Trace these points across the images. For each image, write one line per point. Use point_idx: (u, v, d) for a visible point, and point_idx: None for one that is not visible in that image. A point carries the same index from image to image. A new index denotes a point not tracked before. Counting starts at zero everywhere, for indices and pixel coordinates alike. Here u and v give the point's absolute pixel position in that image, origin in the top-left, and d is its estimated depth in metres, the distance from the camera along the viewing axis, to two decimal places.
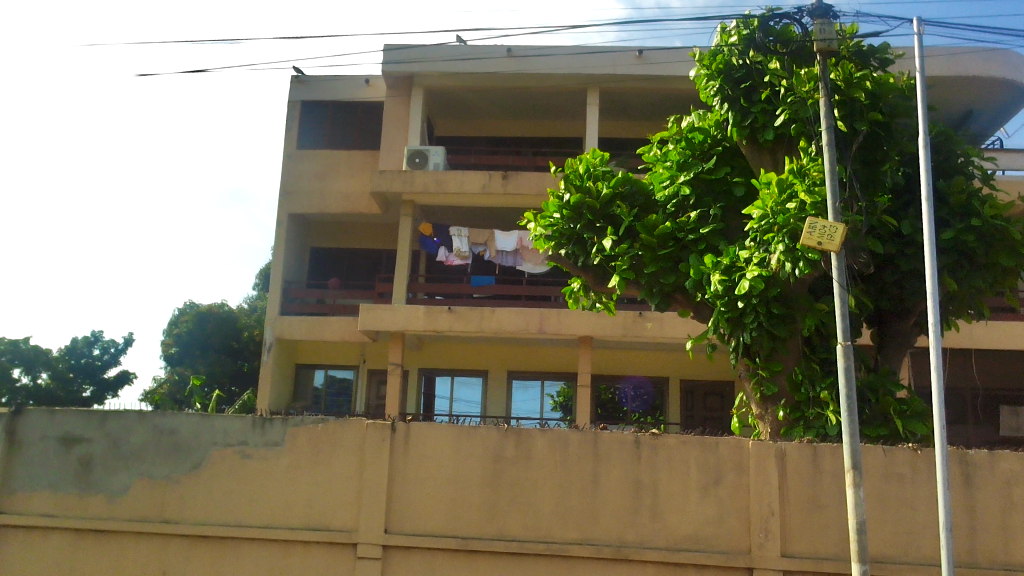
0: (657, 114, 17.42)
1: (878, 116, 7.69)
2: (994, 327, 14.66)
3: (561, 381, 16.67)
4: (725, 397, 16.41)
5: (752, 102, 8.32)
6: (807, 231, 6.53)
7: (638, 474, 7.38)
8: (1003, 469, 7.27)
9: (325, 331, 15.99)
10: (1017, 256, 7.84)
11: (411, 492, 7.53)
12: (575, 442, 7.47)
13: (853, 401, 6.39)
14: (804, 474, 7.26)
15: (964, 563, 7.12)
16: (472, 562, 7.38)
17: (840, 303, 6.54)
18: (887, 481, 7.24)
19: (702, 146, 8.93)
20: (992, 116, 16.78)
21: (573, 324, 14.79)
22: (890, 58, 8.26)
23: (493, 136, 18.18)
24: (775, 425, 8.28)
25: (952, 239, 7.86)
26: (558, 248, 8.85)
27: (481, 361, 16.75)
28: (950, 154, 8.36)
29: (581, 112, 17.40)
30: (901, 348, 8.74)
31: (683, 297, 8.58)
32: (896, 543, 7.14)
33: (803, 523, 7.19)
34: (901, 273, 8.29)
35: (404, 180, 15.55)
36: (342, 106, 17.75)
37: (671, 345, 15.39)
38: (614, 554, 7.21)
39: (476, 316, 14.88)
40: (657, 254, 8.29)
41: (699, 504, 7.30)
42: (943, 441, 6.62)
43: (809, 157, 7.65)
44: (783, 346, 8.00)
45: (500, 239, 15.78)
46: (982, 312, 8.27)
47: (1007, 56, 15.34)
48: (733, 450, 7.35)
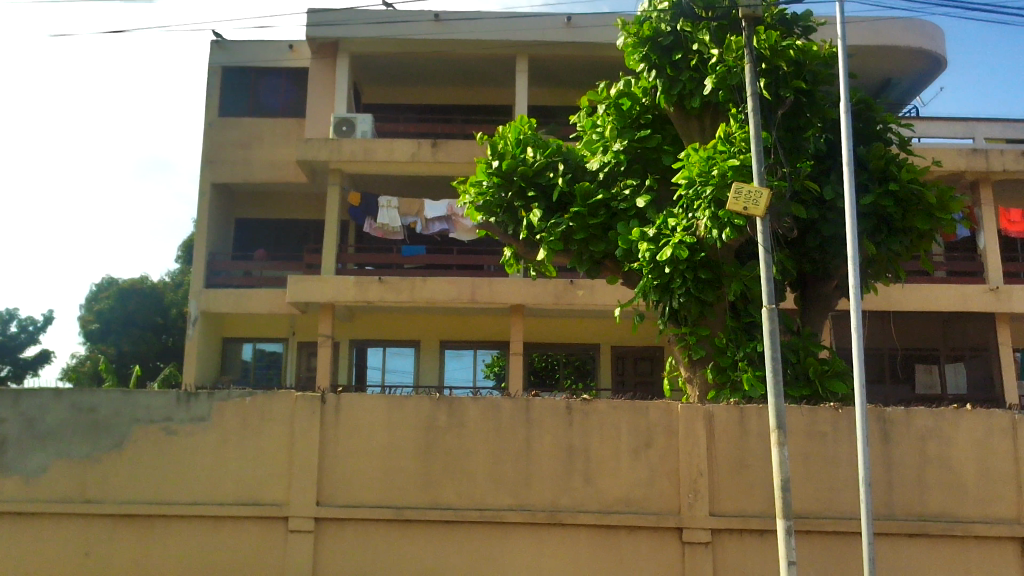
0: (586, 82, 17.43)
1: (801, 84, 7.85)
2: (910, 290, 15.21)
3: (495, 349, 16.65)
4: (655, 361, 16.76)
5: (679, 70, 8.34)
6: (733, 196, 6.61)
7: (570, 439, 7.44)
8: (918, 424, 7.60)
9: (252, 304, 15.66)
10: (931, 220, 8.10)
11: (343, 464, 7.45)
12: (507, 409, 7.49)
13: (778, 362, 6.51)
14: (731, 434, 7.44)
15: (881, 516, 7.46)
16: (406, 532, 7.36)
17: (765, 267, 6.66)
18: (810, 438, 7.47)
19: (629, 113, 8.84)
20: (908, 85, 17.28)
21: (505, 292, 14.84)
22: (813, 26, 8.40)
23: (422, 104, 17.84)
24: (702, 388, 8.44)
25: (871, 204, 8.09)
26: (488, 217, 8.87)
27: (413, 331, 16.63)
28: (869, 120, 8.56)
29: (510, 78, 17.24)
30: (823, 311, 8.95)
31: (613, 264, 8.71)
32: (820, 499, 7.39)
33: (730, 483, 7.38)
34: (823, 238, 8.47)
35: (332, 148, 15.23)
36: (264, 72, 17.35)
37: (601, 311, 15.52)
38: (547, 519, 7.28)
39: (408, 286, 14.77)
40: (587, 223, 8.37)
41: (630, 467, 7.41)
42: (864, 401, 6.77)
43: (736, 124, 7.76)
44: (709, 310, 8.12)
45: (430, 207, 15.63)
46: (899, 275, 8.52)
47: (924, 26, 15.80)
48: (663, 414, 7.48)
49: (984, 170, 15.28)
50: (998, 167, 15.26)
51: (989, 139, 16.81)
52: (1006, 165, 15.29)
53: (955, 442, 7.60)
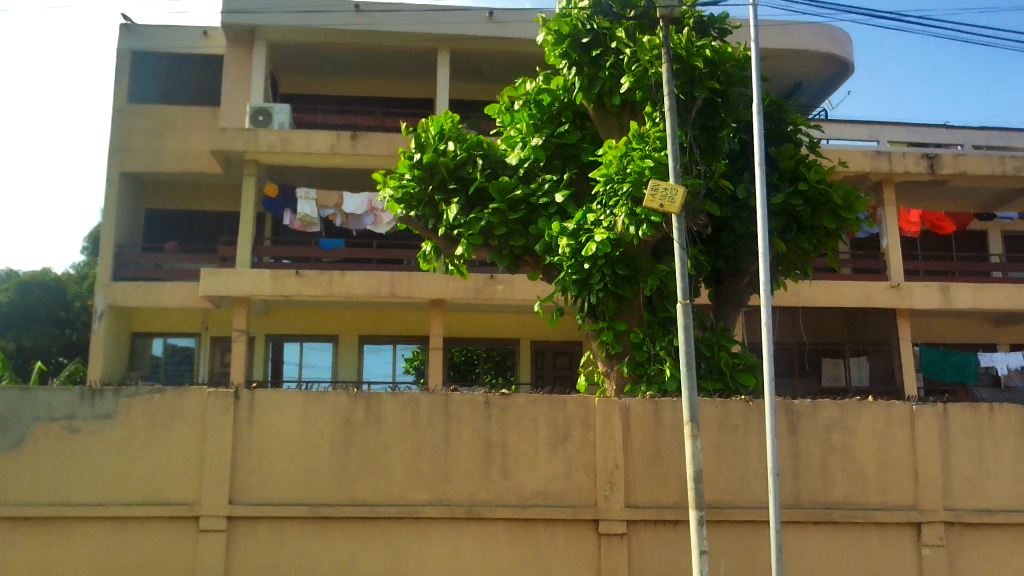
0: (507, 78, 17.45)
1: (716, 85, 8.03)
2: (817, 287, 15.76)
3: (415, 344, 16.59)
4: (574, 356, 16.94)
5: (598, 67, 8.42)
6: (650, 193, 6.74)
7: (489, 434, 7.46)
8: (823, 416, 7.89)
9: (163, 298, 15.19)
10: (838, 219, 8.38)
11: (257, 461, 7.29)
12: (425, 405, 7.45)
13: (691, 356, 6.66)
14: (646, 426, 7.58)
15: (788, 504, 7.71)
16: (321, 529, 7.26)
17: (680, 263, 6.80)
18: (722, 430, 7.67)
19: (549, 108, 8.88)
20: (818, 89, 17.87)
21: (425, 286, 14.78)
22: (728, 28, 8.61)
23: (341, 95, 17.55)
24: (619, 381, 8.56)
25: (781, 203, 8.34)
26: (408, 210, 8.81)
27: (331, 326, 16.38)
28: (780, 122, 8.83)
29: (431, 71, 17.12)
30: (734, 306, 9.20)
31: (533, 259, 8.76)
32: (731, 489, 7.60)
33: (645, 475, 7.53)
34: (736, 235, 8.70)
35: (248, 138, 14.87)
36: (176, 58, 16.80)
37: (521, 307, 15.60)
38: (465, 513, 7.29)
39: (326, 280, 14.56)
40: (507, 217, 8.40)
41: (548, 460, 7.48)
42: (773, 393, 6.98)
43: (652, 123, 7.89)
44: (626, 305, 8.25)
45: (349, 201, 15.39)
46: (807, 272, 8.82)
47: (832, 32, 16.37)
48: (580, 407, 7.57)
49: (887, 172, 15.94)
50: (900, 170, 15.95)
51: (892, 142, 17.53)
52: (907, 167, 16.00)
53: (858, 433, 7.92)
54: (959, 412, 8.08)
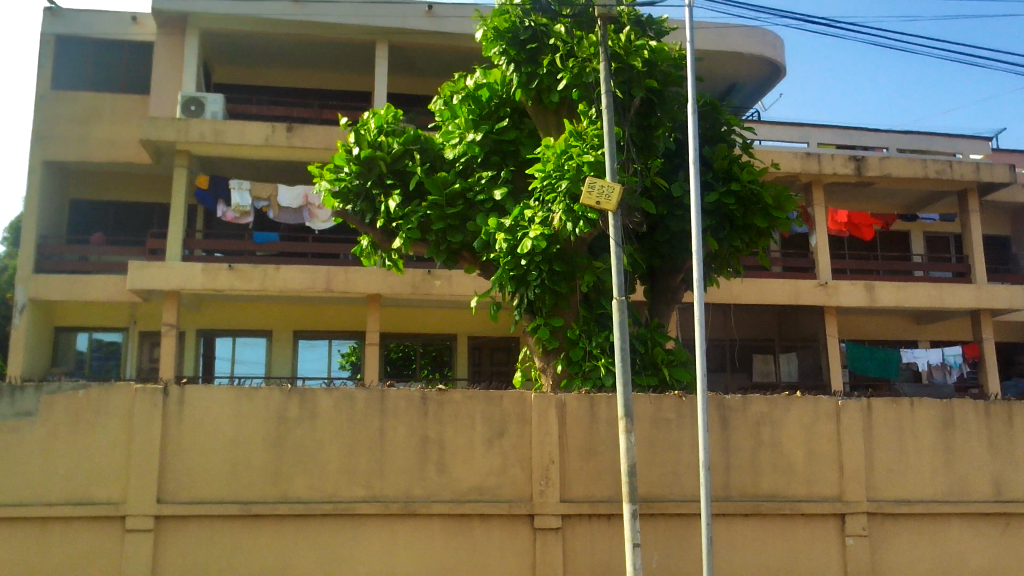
0: (446, 72, 17.39)
1: (652, 84, 8.13)
2: (749, 284, 16.11)
3: (351, 339, 16.43)
4: (511, 351, 16.99)
5: (537, 64, 8.45)
6: (587, 190, 6.81)
7: (425, 429, 7.43)
8: (753, 410, 8.07)
9: (88, 291, 14.74)
10: (769, 218, 8.57)
11: (188, 459, 7.13)
12: (361, 401, 7.39)
13: (626, 352, 6.75)
14: (582, 421, 7.67)
15: (719, 497, 7.88)
16: (253, 527, 7.14)
17: (616, 260, 6.88)
18: (656, 425, 7.79)
19: (487, 104, 8.89)
20: (751, 91, 18.26)
21: (361, 281, 14.66)
22: (665, 29, 8.73)
23: (276, 86, 17.23)
24: (555, 377, 8.62)
25: (715, 202, 8.51)
26: (345, 204, 8.72)
27: (265, 321, 16.10)
28: (715, 122, 8.98)
29: (369, 63, 16.94)
30: (669, 303, 9.33)
31: (470, 254, 8.77)
32: (664, 483, 7.73)
33: (580, 469, 7.61)
34: (670, 232, 8.84)
35: (180, 128, 14.51)
36: (104, 45, 16.27)
37: (458, 302, 15.58)
38: (400, 509, 7.25)
39: (260, 275, 14.31)
40: (445, 213, 8.38)
41: (484, 456, 7.49)
42: (705, 388, 7.11)
43: (589, 120, 7.95)
44: (563, 301, 8.30)
45: (283, 195, 15.14)
46: (739, 269, 9.01)
47: (766, 35, 16.74)
48: (516, 402, 7.62)
49: (816, 173, 16.39)
50: (828, 171, 16.42)
51: (822, 144, 18.03)
52: (835, 169, 16.48)
53: (786, 427, 8.13)
54: (882, 406, 8.36)
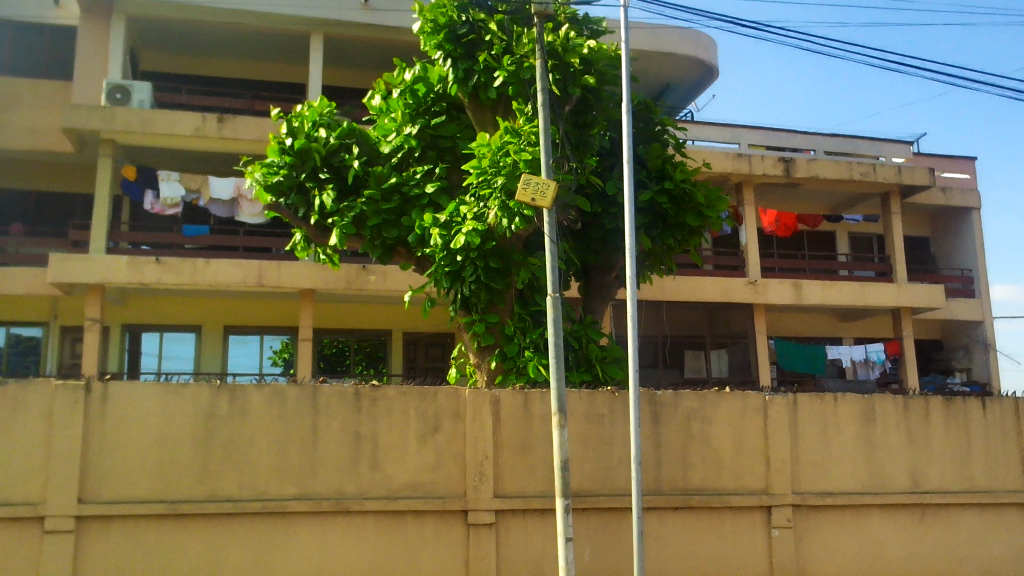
0: (382, 66, 17.24)
1: (588, 82, 8.20)
2: (681, 281, 16.38)
3: (283, 335, 16.23)
4: (446, 347, 16.98)
5: (474, 60, 8.46)
6: (522, 187, 6.83)
7: (358, 426, 7.37)
8: (684, 405, 8.22)
9: (6, 284, 14.18)
10: (701, 217, 8.74)
11: (111, 458, 6.93)
12: (292, 397, 7.28)
13: (559, 347, 6.80)
14: (515, 417, 7.71)
15: (649, 491, 8.01)
16: (180, 527, 6.97)
17: (551, 256, 6.93)
18: (589, 420, 7.87)
19: (424, 99, 8.79)
20: (685, 91, 18.57)
21: (294, 276, 14.45)
22: (601, 28, 8.81)
23: (205, 76, 16.81)
24: (490, 373, 8.60)
25: (649, 200, 8.63)
26: (278, 198, 8.53)
27: (193, 316, 15.72)
28: (649, 122, 9.10)
29: (302, 54, 16.67)
30: (603, 300, 9.42)
31: (405, 250, 8.71)
32: (596, 478, 7.82)
33: (513, 465, 7.65)
34: (605, 230, 8.94)
35: (104, 116, 14.06)
36: (25, 28, 15.68)
37: (393, 298, 15.48)
38: (332, 507, 7.17)
39: (188, 268, 13.99)
40: (380, 207, 8.31)
41: (417, 453, 7.47)
42: (637, 384, 7.21)
43: (525, 117, 7.98)
44: (498, 297, 8.31)
45: (215, 185, 14.82)
46: (671, 267, 9.16)
47: (699, 37, 17.06)
48: (450, 398, 7.61)
49: (747, 173, 16.76)
50: (758, 172, 16.80)
51: (752, 145, 18.43)
52: (765, 169, 16.88)
53: (716, 422, 8.30)
54: (807, 401, 8.61)
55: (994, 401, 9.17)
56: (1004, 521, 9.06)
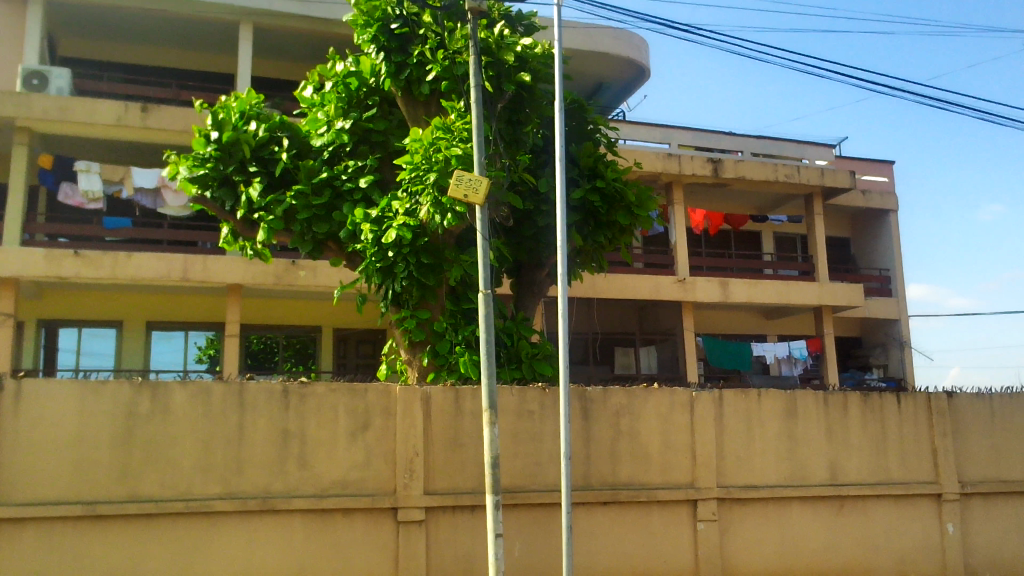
0: (313, 59, 16.98)
1: (522, 79, 8.22)
2: (612, 279, 16.58)
3: (208, 331, 15.84)
4: (377, 343, 16.87)
5: (407, 54, 8.40)
6: (455, 183, 6.82)
7: (287, 423, 7.25)
8: (613, 402, 8.33)
9: None
10: (631, 216, 8.85)
11: (25, 457, 6.66)
12: (218, 394, 7.12)
13: (491, 344, 6.80)
14: (446, 413, 7.70)
15: (579, 486, 8.09)
16: (99, 529, 6.75)
17: (483, 253, 6.93)
18: (519, 417, 7.91)
19: (356, 93, 8.68)
20: (617, 91, 18.78)
21: (220, 270, 14.14)
22: (534, 26, 8.85)
23: (128, 63, 16.29)
24: (421, 370, 8.58)
25: (580, 198, 8.70)
26: (204, 190, 8.31)
27: (114, 311, 15.25)
28: (581, 120, 9.16)
29: (230, 44, 16.29)
30: (535, 296, 9.46)
31: (335, 245, 8.60)
32: (526, 474, 7.87)
33: (443, 461, 7.64)
34: (537, 227, 8.98)
35: (20, 102, 13.50)
36: None
37: (323, 293, 15.26)
38: (259, 506, 7.04)
39: (109, 262, 13.57)
40: (310, 202, 8.19)
41: (346, 450, 7.40)
42: (568, 380, 7.26)
43: (458, 113, 7.95)
44: (430, 294, 8.27)
45: (138, 175, 14.38)
46: (602, 265, 9.24)
47: (631, 38, 17.27)
48: (381, 395, 7.56)
49: (676, 173, 17.05)
50: (687, 172, 17.11)
51: (682, 146, 18.74)
52: (694, 169, 17.20)
53: (644, 418, 8.44)
54: (732, 396, 8.81)
55: (908, 396, 9.53)
56: (918, 511, 9.43)
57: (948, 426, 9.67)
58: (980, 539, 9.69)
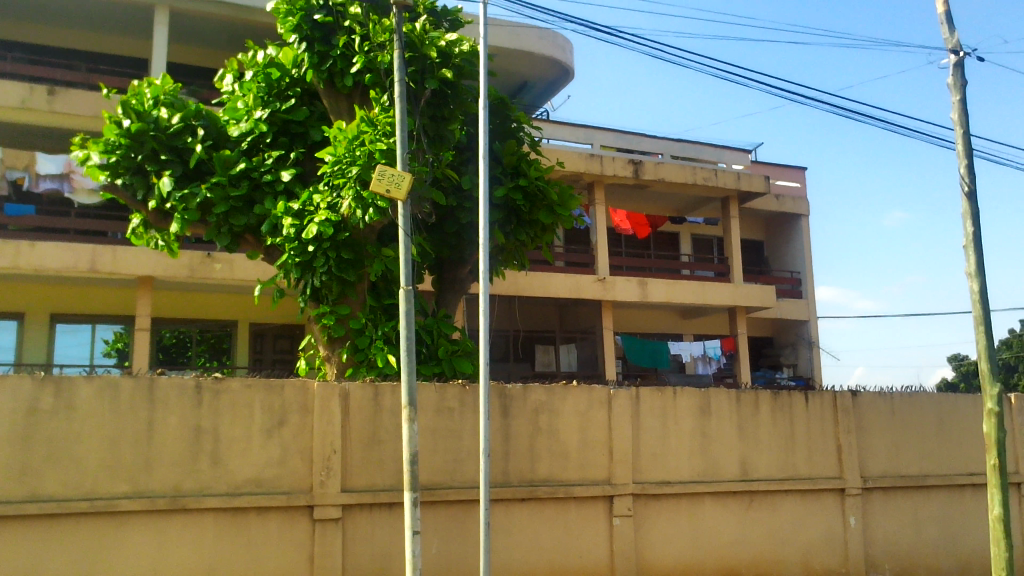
0: (233, 47, 16.55)
1: (446, 75, 8.21)
2: (534, 277, 16.69)
3: (117, 325, 15.31)
4: (295, 339, 16.54)
5: (330, 46, 8.29)
6: (377, 178, 6.76)
7: (199, 420, 7.07)
8: (532, 399, 8.38)
9: None
10: (553, 215, 8.92)
11: None
12: (127, 389, 6.89)
13: (411, 340, 6.76)
14: (365, 410, 7.63)
15: (498, 483, 8.12)
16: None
17: (404, 249, 6.88)
18: (439, 413, 7.89)
19: (278, 83, 8.49)
20: (541, 91, 18.91)
21: (131, 261, 13.67)
22: (460, 22, 8.85)
23: (36, 43, 15.59)
24: (340, 366, 8.42)
25: (503, 196, 8.72)
26: (114, 178, 8.06)
27: (15, 302, 14.55)
28: (505, 118, 9.19)
29: (145, 28, 15.75)
30: (457, 294, 9.45)
31: (253, 238, 8.42)
32: (445, 471, 7.86)
33: (361, 458, 7.57)
34: (460, 224, 8.95)
35: None
36: None
37: (240, 287, 14.90)
38: (168, 505, 6.84)
39: (11, 251, 12.97)
40: (227, 194, 8.00)
41: (261, 448, 7.25)
42: (488, 377, 7.27)
43: (382, 108, 7.87)
44: (350, 290, 8.17)
45: (43, 162, 13.72)
46: (524, 263, 9.30)
47: (556, 38, 17.41)
48: (298, 391, 7.43)
49: (598, 173, 17.28)
50: (609, 172, 17.35)
51: (604, 147, 18.99)
52: (615, 170, 17.45)
53: (563, 415, 8.52)
54: (649, 394, 8.97)
55: (815, 394, 9.89)
56: (822, 506, 9.79)
57: (852, 424, 10.07)
58: (880, 531, 10.12)
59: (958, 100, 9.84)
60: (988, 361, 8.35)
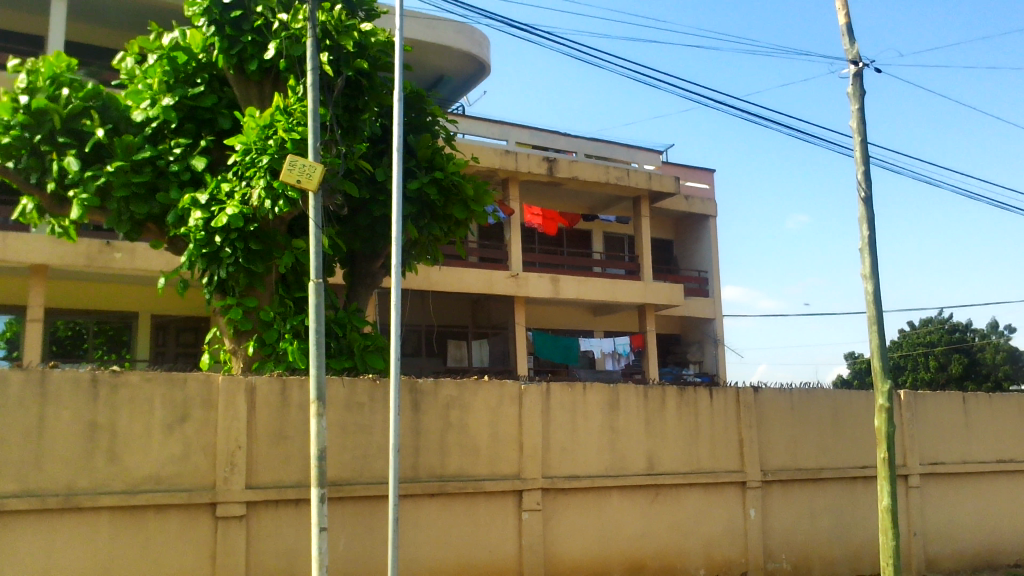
0: (138, 27, 15.91)
1: (361, 66, 8.10)
2: (447, 271, 16.63)
3: (8, 315, 14.58)
4: (199, 332, 16.04)
5: (241, 31, 8.05)
6: (287, 167, 6.61)
7: (95, 415, 6.78)
8: (443, 395, 8.35)
9: None
10: (467, 210, 8.94)
11: None
12: (16, 382, 6.53)
13: (321, 334, 6.64)
14: (271, 406, 7.47)
15: (407, 478, 8.07)
16: None
17: (316, 241, 6.76)
18: (348, 409, 7.78)
19: (184, 68, 8.14)
20: (457, 86, 18.86)
21: (22, 248, 12.99)
22: (376, 13, 8.72)
23: None
24: (246, 359, 8.21)
25: (417, 189, 8.65)
26: (6, 160, 7.74)
27: None
28: (420, 111, 9.12)
29: (42, 4, 14.99)
30: (368, 287, 9.35)
31: (156, 227, 8.16)
32: (353, 467, 7.76)
33: (267, 455, 7.41)
34: (373, 217, 8.84)
35: None
36: None
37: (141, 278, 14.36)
38: (60, 504, 6.53)
39: None
40: (129, 180, 7.69)
41: (161, 444, 7.01)
42: (399, 372, 7.20)
43: (295, 96, 7.69)
44: (258, 282, 7.98)
45: None
46: (437, 258, 9.24)
47: (473, 33, 17.39)
48: (201, 386, 7.21)
49: (513, 170, 17.35)
50: (524, 169, 17.45)
51: (520, 144, 19.08)
52: (530, 167, 17.55)
53: (473, 411, 8.53)
54: (559, 390, 9.06)
55: (718, 390, 10.19)
56: (723, 499, 10.09)
57: (753, 419, 10.41)
58: (778, 522, 10.50)
59: (856, 109, 10.28)
60: (880, 359, 8.74)
